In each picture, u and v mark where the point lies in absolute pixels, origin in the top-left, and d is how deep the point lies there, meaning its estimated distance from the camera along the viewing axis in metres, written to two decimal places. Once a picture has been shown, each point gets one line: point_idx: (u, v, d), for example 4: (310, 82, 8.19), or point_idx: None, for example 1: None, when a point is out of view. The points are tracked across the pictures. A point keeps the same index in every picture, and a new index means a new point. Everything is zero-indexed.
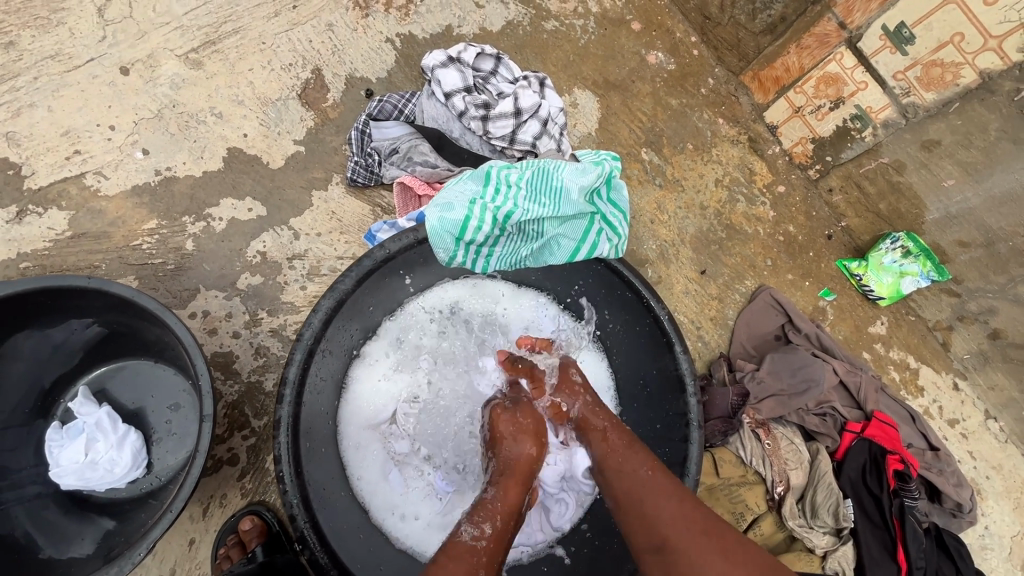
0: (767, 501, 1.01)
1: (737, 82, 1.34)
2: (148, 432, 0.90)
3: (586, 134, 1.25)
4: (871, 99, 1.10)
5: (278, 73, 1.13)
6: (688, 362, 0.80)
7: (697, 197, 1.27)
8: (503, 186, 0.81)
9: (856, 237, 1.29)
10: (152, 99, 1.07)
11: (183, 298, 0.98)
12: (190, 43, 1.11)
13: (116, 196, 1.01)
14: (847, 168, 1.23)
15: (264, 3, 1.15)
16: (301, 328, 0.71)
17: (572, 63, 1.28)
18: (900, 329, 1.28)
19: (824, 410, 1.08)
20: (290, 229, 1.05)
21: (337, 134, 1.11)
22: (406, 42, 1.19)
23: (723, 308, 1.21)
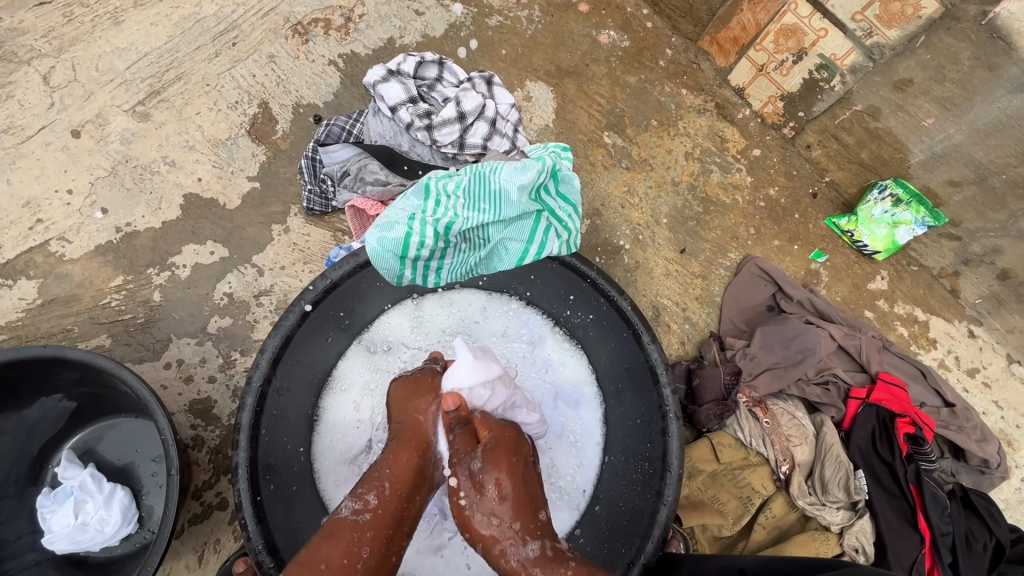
0: (774, 481, 0.96)
1: (696, 49, 1.28)
2: (137, 487, 0.91)
3: (544, 126, 1.20)
4: (833, 46, 1.03)
5: (225, 112, 1.13)
6: (658, 352, 0.77)
7: (668, 174, 1.21)
8: (442, 196, 0.79)
9: (842, 191, 1.22)
10: (106, 157, 1.08)
11: (156, 349, 0.99)
12: (137, 96, 1.12)
13: (81, 258, 1.02)
14: (822, 121, 1.16)
15: (203, 45, 1.15)
16: (249, 371, 0.69)
17: (522, 55, 1.23)
18: (903, 282, 1.20)
19: (826, 378, 1.02)
20: (254, 267, 1.04)
21: (290, 165, 1.11)
22: (349, 62, 1.18)
23: (709, 285, 1.16)
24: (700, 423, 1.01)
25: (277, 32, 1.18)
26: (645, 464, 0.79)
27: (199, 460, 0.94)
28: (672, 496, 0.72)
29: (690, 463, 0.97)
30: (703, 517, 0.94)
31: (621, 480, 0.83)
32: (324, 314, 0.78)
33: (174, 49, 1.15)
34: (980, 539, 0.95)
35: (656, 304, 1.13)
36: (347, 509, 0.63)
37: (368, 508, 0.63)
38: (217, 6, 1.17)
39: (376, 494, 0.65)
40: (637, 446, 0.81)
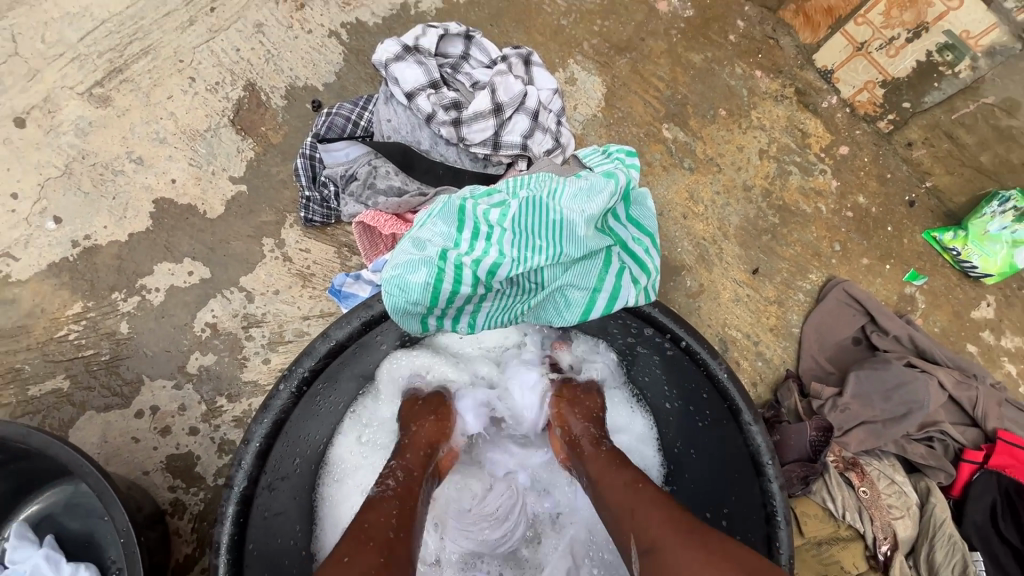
0: (868, 560, 0.80)
1: (775, 21, 1.05)
2: (105, 564, 0.75)
3: (591, 116, 0.98)
4: (967, 21, 0.83)
5: (203, 97, 0.92)
6: (763, 435, 0.59)
7: (739, 177, 1.01)
8: (481, 228, 0.60)
9: (947, 199, 1.02)
10: (58, 152, 0.88)
11: (125, 394, 0.82)
12: (93, 75, 0.91)
13: (30, 280, 0.84)
14: (933, 114, 0.95)
15: (174, 11, 0.94)
16: (231, 470, 0.52)
17: (565, 28, 1.01)
18: (1013, 309, 1.01)
19: (930, 435, 0.85)
20: (243, 291, 0.86)
21: (284, 163, 0.90)
22: (354, 33, 0.96)
23: (785, 313, 0.97)
24: None
25: None
26: None
27: (181, 529, 0.78)
28: None
29: None
30: None
31: None
32: (327, 386, 0.60)
33: (137, 15, 0.93)
34: None
35: (723, 337, 0.95)
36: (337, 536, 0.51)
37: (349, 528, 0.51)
38: None
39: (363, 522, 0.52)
40: None
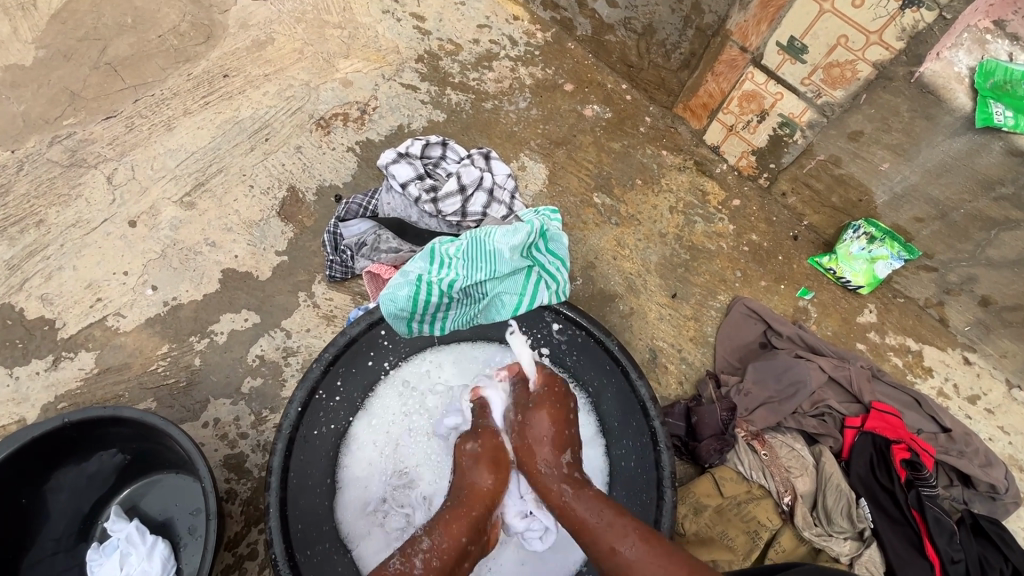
0: (780, 513, 0.99)
1: (673, 115, 1.42)
2: (176, 539, 0.99)
3: (538, 191, 1.33)
4: (790, 106, 1.16)
5: (259, 197, 1.29)
6: (647, 388, 0.85)
7: (655, 227, 1.32)
8: (445, 261, 0.92)
9: (821, 232, 1.31)
10: (157, 242, 1.24)
11: (196, 410, 1.10)
12: (184, 188, 1.29)
13: (133, 330, 1.16)
14: (791, 170, 1.27)
15: (241, 142, 1.34)
16: (280, 419, 0.80)
17: (516, 132, 1.39)
18: (891, 313, 1.26)
19: (820, 410, 1.07)
20: (283, 330, 1.16)
21: (315, 239, 1.25)
22: (365, 147, 1.35)
23: (702, 326, 1.23)
24: (701, 459, 1.05)
25: (303, 127, 1.37)
26: (644, 494, 0.83)
27: (232, 512, 1.02)
28: (669, 522, 0.78)
29: (693, 499, 1.01)
30: (710, 553, 0.96)
31: (626, 516, 0.86)
32: (345, 368, 0.88)
33: (216, 147, 1.34)
34: (995, 565, 0.95)
35: (652, 347, 1.21)
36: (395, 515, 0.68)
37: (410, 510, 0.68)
38: (254, 109, 1.38)
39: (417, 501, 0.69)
40: (635, 476, 0.87)
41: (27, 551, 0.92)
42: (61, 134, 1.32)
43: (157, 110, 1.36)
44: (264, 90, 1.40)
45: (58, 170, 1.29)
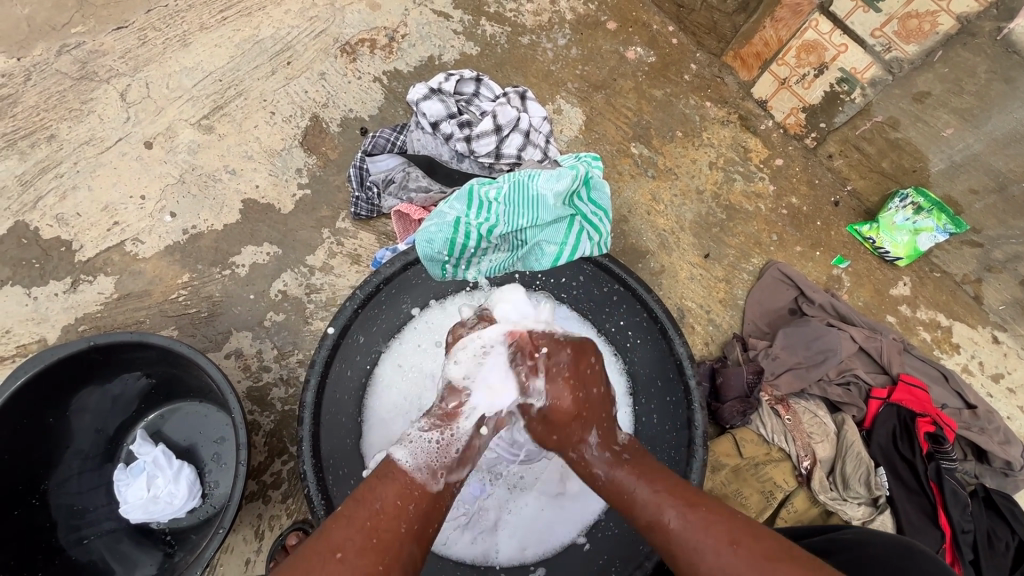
0: (796, 476, 1.01)
1: (720, 64, 1.32)
2: (200, 465, 1.00)
3: (574, 137, 1.27)
4: (853, 60, 1.08)
5: (280, 125, 1.23)
6: (685, 346, 0.82)
7: (692, 182, 1.26)
8: (485, 204, 0.88)
9: (864, 200, 1.26)
10: (175, 166, 1.19)
11: (218, 341, 1.09)
12: (202, 111, 1.23)
13: (152, 257, 1.13)
14: (843, 131, 1.20)
15: (262, 65, 1.26)
16: (313, 354, 0.78)
17: (553, 72, 1.30)
18: (925, 287, 1.23)
19: (846, 379, 1.07)
20: (307, 267, 1.13)
21: (339, 173, 1.20)
22: (392, 78, 1.27)
23: (732, 289, 1.21)
24: (723, 420, 1.05)
25: (328, 52, 1.28)
26: (671, 450, 0.83)
27: (256, 442, 1.03)
28: (696, 482, 0.77)
29: (712, 457, 1.02)
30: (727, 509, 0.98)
31: None
32: (378, 307, 0.86)
33: (234, 69, 1.26)
34: (1001, 537, 0.97)
35: (680, 307, 1.19)
36: (400, 455, 0.64)
37: (421, 457, 0.64)
38: (275, 28, 1.28)
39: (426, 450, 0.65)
40: (659, 433, 0.87)
41: (56, 468, 0.93)
42: (69, 43, 1.23)
43: (171, 23, 1.27)
44: (286, 8, 1.30)
45: (69, 82, 1.22)
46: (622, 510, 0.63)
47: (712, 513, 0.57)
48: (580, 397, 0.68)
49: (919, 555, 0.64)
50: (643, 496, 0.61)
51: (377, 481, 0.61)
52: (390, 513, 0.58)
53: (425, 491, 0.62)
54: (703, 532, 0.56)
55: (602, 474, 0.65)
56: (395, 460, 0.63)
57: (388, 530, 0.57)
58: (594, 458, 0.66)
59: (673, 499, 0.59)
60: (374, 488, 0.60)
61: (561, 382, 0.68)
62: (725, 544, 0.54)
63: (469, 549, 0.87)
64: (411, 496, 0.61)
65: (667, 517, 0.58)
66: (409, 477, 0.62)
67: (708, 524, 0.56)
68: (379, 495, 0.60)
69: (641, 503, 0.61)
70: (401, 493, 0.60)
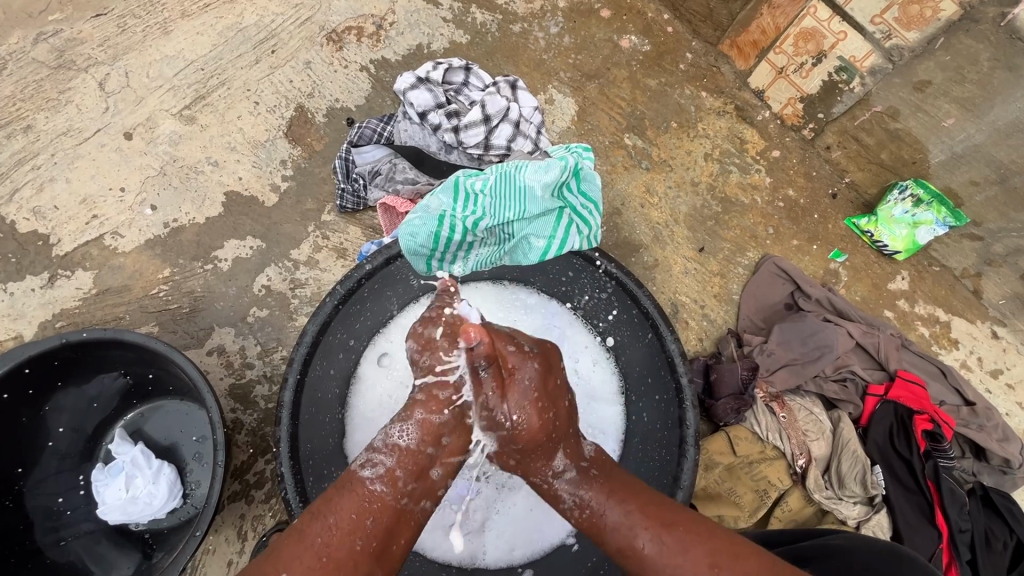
0: (791, 475, 0.99)
1: (716, 53, 1.29)
2: (181, 464, 0.98)
3: (566, 128, 1.23)
4: (853, 48, 1.05)
5: (264, 116, 1.19)
6: (677, 344, 0.79)
7: (687, 174, 1.23)
8: (471, 196, 0.86)
9: (862, 192, 1.23)
10: (156, 158, 1.16)
11: (200, 337, 1.06)
12: (183, 101, 1.19)
13: (132, 251, 1.10)
14: (841, 122, 1.18)
15: (245, 53, 1.22)
16: (291, 352, 0.76)
17: (546, 61, 1.27)
18: (924, 282, 1.21)
19: (843, 375, 1.05)
20: (292, 261, 1.11)
21: (324, 165, 1.17)
22: (380, 67, 1.23)
23: (727, 283, 1.18)
24: (717, 417, 1.03)
25: (313, 40, 1.24)
26: (662, 451, 0.81)
27: (239, 441, 1.01)
28: (689, 482, 0.75)
29: (705, 456, 1.00)
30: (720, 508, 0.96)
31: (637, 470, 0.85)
32: (360, 303, 0.83)
33: (217, 57, 1.22)
34: (999, 536, 0.95)
35: (674, 301, 1.16)
36: (366, 471, 0.61)
37: (385, 475, 0.61)
38: (258, 15, 1.24)
39: (391, 460, 0.62)
40: (652, 432, 0.84)
41: (31, 468, 0.91)
42: (46, 31, 1.20)
43: (152, 10, 1.23)
44: None
45: (46, 71, 1.18)
46: (590, 533, 0.61)
47: (689, 533, 0.57)
48: (548, 418, 0.65)
49: (902, 556, 0.62)
50: (614, 519, 0.60)
51: (336, 490, 0.59)
52: (346, 528, 0.56)
53: (387, 506, 0.59)
54: (682, 556, 0.55)
55: (568, 498, 0.64)
56: (358, 471, 0.61)
57: (342, 549, 0.55)
58: (562, 481, 0.64)
59: (644, 521, 0.59)
60: (331, 499, 0.58)
61: (527, 401, 0.65)
62: (706, 567, 0.54)
63: (456, 552, 0.85)
64: (372, 509, 0.58)
65: (640, 541, 0.57)
66: (369, 495, 0.59)
67: (684, 547, 0.55)
68: (334, 510, 0.57)
69: (612, 528, 0.60)
70: (360, 505, 0.58)
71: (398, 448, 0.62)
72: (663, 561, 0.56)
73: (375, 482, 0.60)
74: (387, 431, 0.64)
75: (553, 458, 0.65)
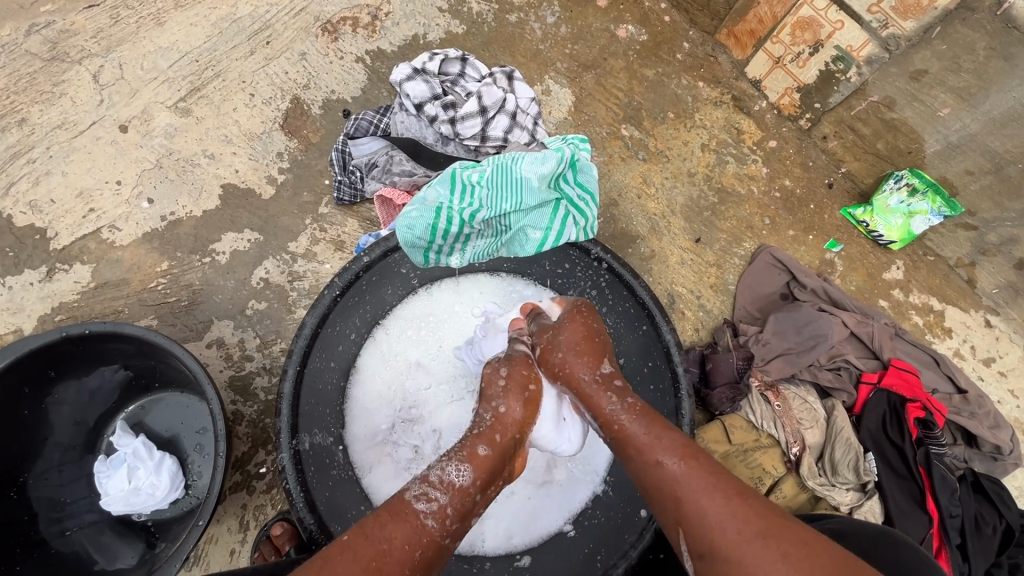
0: (785, 462, 1.00)
1: (713, 43, 1.29)
2: (183, 456, 0.99)
3: (562, 119, 1.23)
4: (849, 38, 1.05)
5: (260, 108, 1.19)
6: (673, 335, 0.81)
7: (684, 165, 1.23)
8: (467, 188, 0.85)
9: (858, 182, 1.23)
10: (152, 151, 1.15)
11: (199, 330, 1.06)
12: (178, 93, 1.19)
13: (130, 245, 1.10)
14: (837, 112, 1.18)
15: (240, 44, 1.22)
16: (291, 343, 0.76)
17: (542, 51, 1.26)
18: (918, 271, 1.21)
19: (838, 364, 1.06)
20: (289, 254, 1.11)
21: (321, 158, 1.16)
22: (376, 58, 1.23)
23: (723, 274, 1.19)
24: (712, 406, 1.06)
25: (308, 31, 1.23)
26: None
27: (239, 433, 1.02)
28: None
29: (701, 444, 1.01)
30: None
31: None
32: (359, 295, 0.84)
33: (211, 49, 1.21)
34: (989, 521, 0.97)
35: (670, 292, 1.17)
36: (421, 506, 0.57)
37: (439, 509, 0.58)
38: (252, 6, 1.23)
39: (443, 496, 0.59)
40: None
41: (34, 460, 0.91)
42: (38, 23, 1.19)
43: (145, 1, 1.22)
44: None
45: (39, 64, 1.17)
46: (631, 485, 0.59)
47: (713, 471, 0.55)
48: (529, 403, 0.71)
49: (906, 547, 0.62)
50: (637, 465, 0.59)
51: (389, 516, 0.56)
52: (394, 556, 0.52)
53: (434, 546, 0.56)
54: (707, 490, 0.53)
55: (599, 442, 0.64)
56: (413, 504, 0.58)
57: (392, 571, 0.51)
58: (581, 445, 0.65)
59: (670, 455, 0.57)
60: (385, 524, 0.55)
61: (518, 394, 0.71)
62: (733, 496, 0.52)
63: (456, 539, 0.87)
64: (422, 541, 0.55)
65: (666, 475, 0.56)
66: (422, 528, 0.56)
67: (711, 483, 0.53)
68: (384, 535, 0.54)
69: (637, 466, 0.58)
70: (411, 536, 0.55)
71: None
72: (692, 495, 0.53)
73: (429, 518, 0.57)
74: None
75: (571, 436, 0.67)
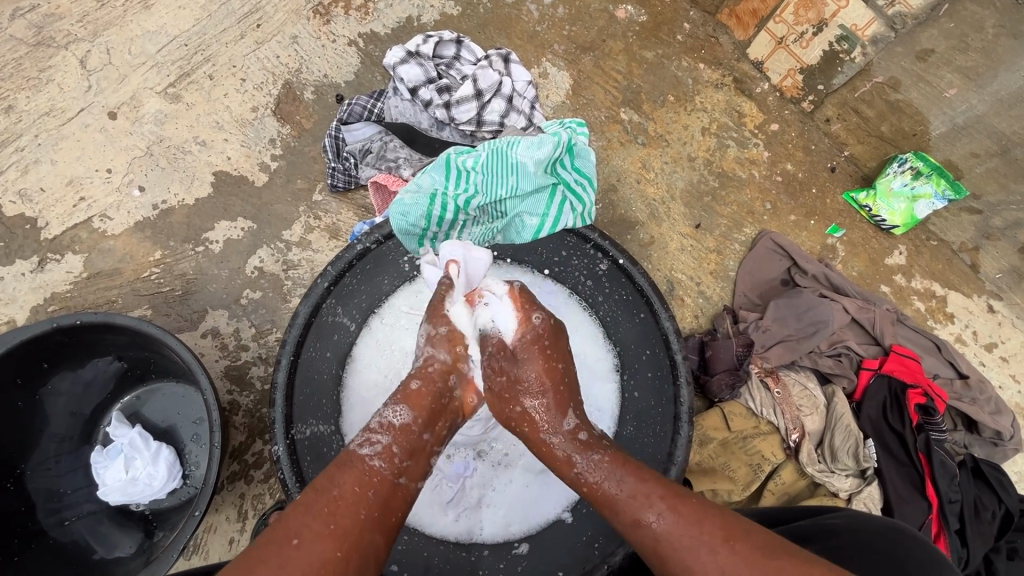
0: (784, 449, 1.00)
1: (715, 23, 1.26)
2: (180, 446, 0.98)
3: (560, 103, 1.21)
4: (854, 16, 1.02)
5: (251, 93, 1.16)
6: (672, 323, 0.79)
7: (684, 149, 1.21)
8: (462, 173, 0.84)
9: (862, 165, 1.21)
10: (142, 138, 1.13)
11: (194, 320, 1.05)
12: (167, 78, 1.16)
13: (122, 234, 1.09)
14: (841, 94, 1.15)
15: (229, 28, 1.19)
16: (285, 332, 0.76)
17: (540, 33, 1.23)
18: (921, 256, 1.20)
19: (838, 350, 1.05)
20: (283, 242, 1.09)
21: (314, 144, 1.14)
22: (369, 41, 1.20)
23: (723, 260, 1.17)
24: (712, 393, 1.05)
25: (299, 14, 1.20)
26: (656, 427, 0.81)
27: (236, 423, 1.02)
28: (681, 458, 0.76)
29: (700, 431, 1.01)
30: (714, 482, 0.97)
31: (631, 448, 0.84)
32: (355, 284, 0.83)
33: (201, 32, 1.18)
34: (988, 506, 0.97)
35: (670, 279, 1.16)
36: (366, 450, 0.59)
37: (385, 451, 0.59)
38: None
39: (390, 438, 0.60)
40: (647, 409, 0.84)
41: (31, 451, 0.91)
42: (23, 6, 1.16)
43: None
44: None
45: (25, 49, 1.15)
46: (600, 506, 0.59)
47: (699, 507, 0.55)
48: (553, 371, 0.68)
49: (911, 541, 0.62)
50: (626, 490, 0.57)
51: (336, 467, 0.57)
52: (349, 499, 0.54)
53: (385, 481, 0.57)
54: (691, 531, 0.53)
55: (578, 462, 0.61)
56: (358, 449, 0.59)
57: (348, 517, 0.53)
58: (566, 443, 0.63)
59: (654, 494, 0.56)
60: (332, 474, 0.56)
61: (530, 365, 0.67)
62: (719, 543, 0.52)
63: (455, 527, 0.86)
64: (371, 480, 0.57)
65: (653, 513, 0.55)
66: (368, 477, 0.57)
67: (695, 519, 0.54)
68: (337, 483, 0.56)
69: (622, 498, 0.57)
70: (362, 478, 0.56)
71: (394, 425, 0.61)
72: (678, 536, 0.53)
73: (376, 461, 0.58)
74: (382, 412, 0.62)
75: (563, 418, 0.65)
